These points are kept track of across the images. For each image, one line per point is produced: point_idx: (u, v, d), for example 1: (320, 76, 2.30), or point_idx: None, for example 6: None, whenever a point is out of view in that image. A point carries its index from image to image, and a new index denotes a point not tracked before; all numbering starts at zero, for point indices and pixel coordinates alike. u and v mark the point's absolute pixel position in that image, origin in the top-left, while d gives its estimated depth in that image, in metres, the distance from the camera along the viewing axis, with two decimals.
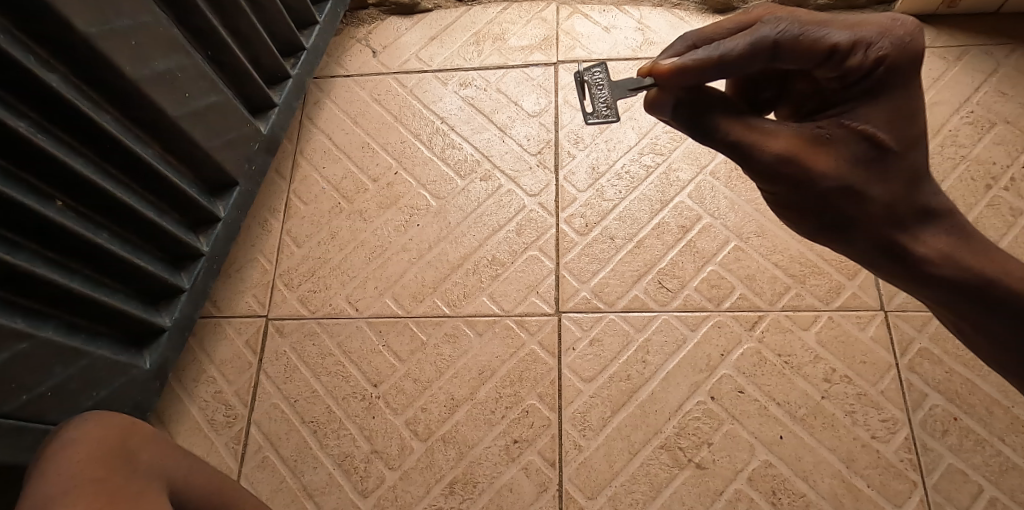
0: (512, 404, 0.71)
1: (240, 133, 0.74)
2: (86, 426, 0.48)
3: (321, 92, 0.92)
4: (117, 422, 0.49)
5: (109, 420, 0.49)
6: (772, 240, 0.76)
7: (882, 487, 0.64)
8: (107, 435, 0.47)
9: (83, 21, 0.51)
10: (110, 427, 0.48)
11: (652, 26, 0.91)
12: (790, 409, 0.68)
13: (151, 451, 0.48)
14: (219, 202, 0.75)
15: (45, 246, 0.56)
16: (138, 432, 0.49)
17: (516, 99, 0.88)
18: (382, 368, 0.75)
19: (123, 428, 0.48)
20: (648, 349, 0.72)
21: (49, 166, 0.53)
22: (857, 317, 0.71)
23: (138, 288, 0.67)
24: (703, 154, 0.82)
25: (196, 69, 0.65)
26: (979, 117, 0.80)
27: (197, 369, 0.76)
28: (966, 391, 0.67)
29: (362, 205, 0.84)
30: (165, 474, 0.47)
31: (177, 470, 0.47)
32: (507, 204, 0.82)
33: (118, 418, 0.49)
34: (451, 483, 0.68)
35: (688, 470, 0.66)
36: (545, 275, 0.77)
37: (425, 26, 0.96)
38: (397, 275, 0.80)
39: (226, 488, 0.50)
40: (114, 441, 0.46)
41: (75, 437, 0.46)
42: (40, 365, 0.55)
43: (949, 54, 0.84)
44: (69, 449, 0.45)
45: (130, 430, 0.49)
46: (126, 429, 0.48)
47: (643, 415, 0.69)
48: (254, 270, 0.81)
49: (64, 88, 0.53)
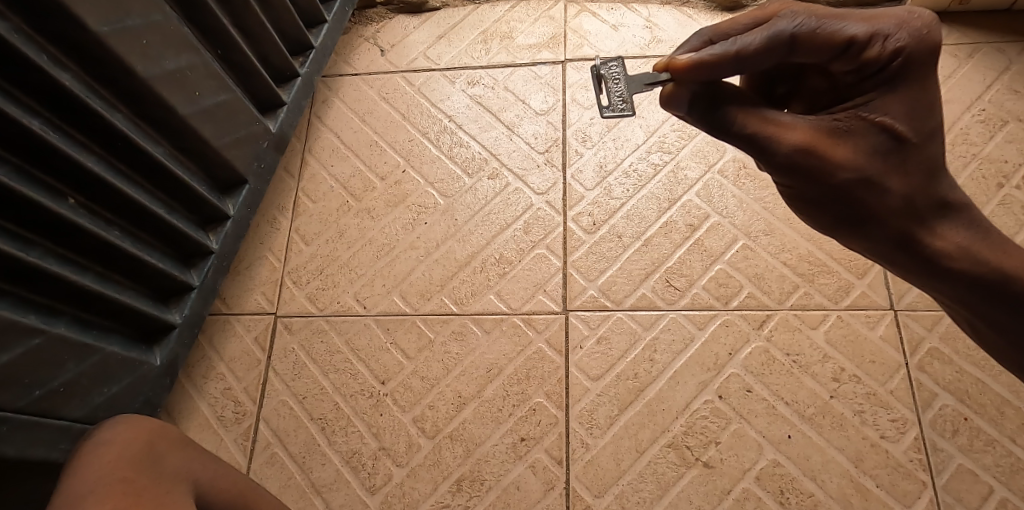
0: (519, 402, 0.71)
1: (249, 132, 0.75)
2: (117, 428, 0.49)
3: (330, 91, 0.93)
4: (146, 424, 0.49)
5: (139, 421, 0.50)
6: (780, 239, 0.76)
7: (891, 487, 0.63)
8: (135, 435, 0.48)
9: (95, 20, 0.52)
10: (139, 427, 0.49)
11: (660, 24, 0.91)
12: (797, 408, 0.68)
13: (176, 453, 0.48)
14: (229, 200, 0.75)
15: (58, 244, 0.56)
16: (167, 433, 0.49)
17: (524, 98, 0.88)
18: (390, 366, 0.75)
19: (152, 428, 0.49)
20: (655, 348, 0.72)
21: (61, 163, 0.54)
22: (867, 316, 0.71)
23: (149, 285, 0.67)
24: (711, 152, 0.82)
25: (207, 68, 0.66)
26: (990, 115, 0.79)
27: (207, 366, 0.77)
28: (977, 391, 0.66)
29: (370, 203, 0.84)
30: (191, 476, 0.47)
31: (203, 472, 0.48)
32: (514, 202, 0.82)
33: (148, 420, 0.50)
34: (458, 481, 0.68)
35: (695, 469, 0.66)
36: (553, 274, 0.77)
37: (433, 24, 0.96)
38: (405, 273, 0.80)
39: (250, 494, 0.50)
40: (143, 442, 0.47)
41: (106, 439, 0.47)
42: (53, 360, 0.56)
43: (961, 52, 0.83)
44: (100, 450, 0.46)
45: (158, 432, 0.49)
46: (154, 430, 0.49)
47: (650, 414, 0.69)
48: (263, 268, 0.82)
49: (76, 86, 0.53)
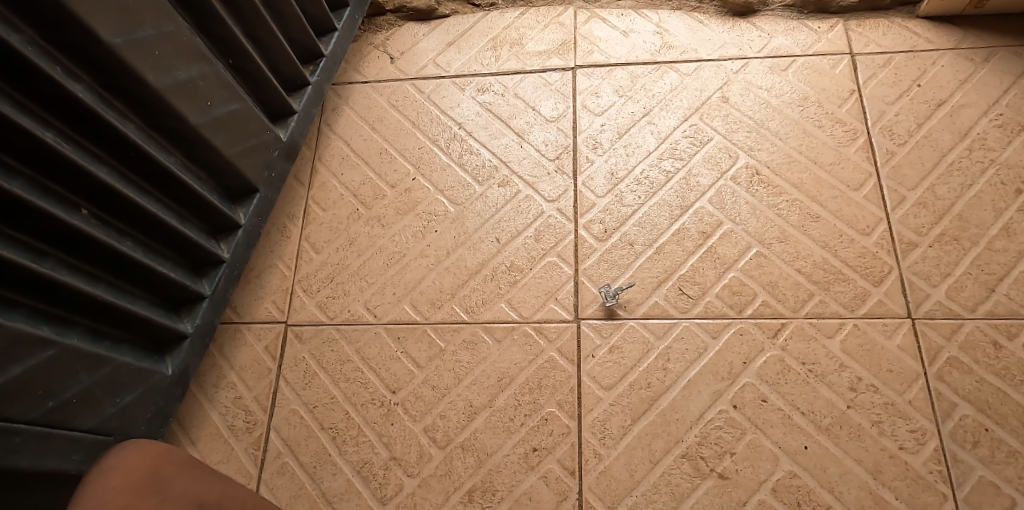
0: (531, 411, 0.71)
1: (260, 140, 0.75)
2: (125, 451, 0.49)
3: (340, 99, 0.93)
4: (153, 446, 0.49)
5: (145, 443, 0.50)
6: (795, 246, 0.75)
7: (910, 499, 0.62)
8: (141, 460, 0.48)
9: (107, 31, 0.52)
10: (145, 451, 0.49)
11: (671, 30, 0.90)
12: (814, 419, 0.67)
13: (182, 474, 0.48)
14: (239, 209, 0.75)
15: (73, 255, 0.57)
16: (174, 456, 0.49)
17: (534, 104, 0.88)
18: (401, 375, 0.75)
19: (159, 453, 0.49)
20: (668, 357, 0.71)
21: (75, 176, 0.54)
22: (884, 325, 0.70)
23: (161, 294, 0.67)
24: (724, 158, 0.81)
25: (217, 77, 0.66)
26: (1008, 119, 0.78)
27: (218, 374, 0.77)
28: (997, 401, 0.65)
29: (380, 210, 0.84)
30: (197, 499, 0.47)
31: (209, 494, 0.48)
32: (525, 210, 0.81)
33: (155, 442, 0.50)
34: (470, 492, 0.68)
35: (710, 480, 0.65)
36: (564, 281, 0.77)
37: (442, 32, 0.96)
38: (416, 281, 0.79)
39: None
40: (146, 467, 0.47)
41: (112, 464, 0.47)
42: (64, 371, 0.56)
43: (977, 56, 0.82)
44: (104, 475, 0.46)
45: (164, 455, 0.49)
46: (160, 453, 0.49)
47: (664, 424, 0.68)
48: (274, 277, 0.82)
49: (89, 97, 0.53)
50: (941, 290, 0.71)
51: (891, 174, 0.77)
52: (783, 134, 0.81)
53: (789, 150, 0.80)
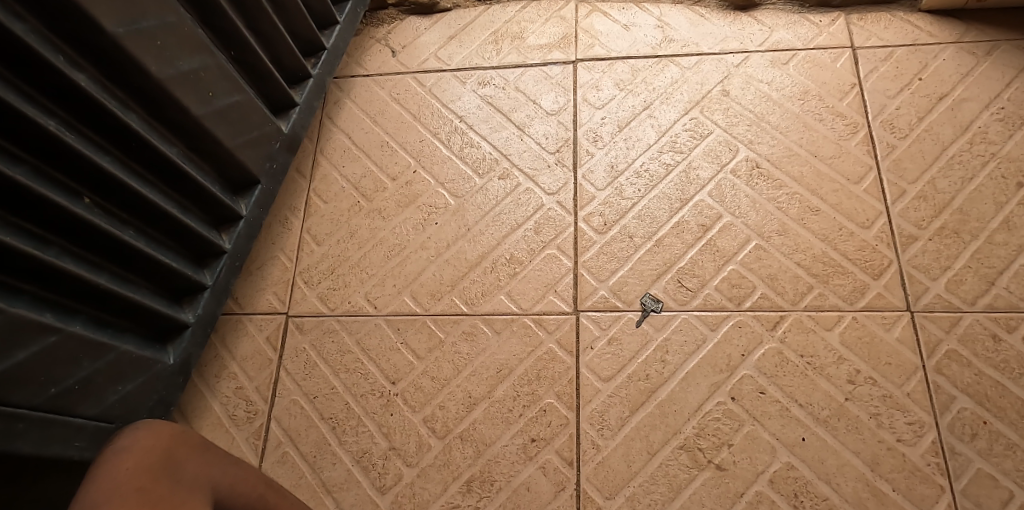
0: (530, 402, 0.71)
1: (261, 132, 0.75)
2: (137, 432, 0.44)
3: (342, 92, 0.93)
4: (165, 427, 0.45)
5: (157, 424, 0.46)
6: (794, 239, 0.75)
7: (908, 492, 0.62)
8: (157, 440, 0.44)
9: (110, 22, 0.53)
10: (158, 432, 0.45)
11: (672, 24, 0.91)
12: (812, 411, 0.67)
13: (196, 457, 0.45)
14: (241, 200, 0.76)
15: (75, 244, 0.57)
16: (187, 438, 0.45)
17: (535, 98, 0.88)
18: (400, 366, 0.75)
19: (171, 434, 0.45)
20: (667, 349, 0.71)
21: (77, 164, 0.55)
22: (883, 317, 0.70)
23: (163, 284, 0.68)
24: (723, 152, 0.81)
25: (219, 69, 0.67)
26: (1010, 113, 0.77)
27: (219, 365, 0.77)
28: (996, 394, 0.65)
29: (381, 203, 0.85)
30: (210, 484, 0.44)
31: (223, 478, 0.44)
32: (525, 202, 0.82)
33: (166, 423, 0.46)
34: (468, 482, 0.68)
35: (707, 471, 0.65)
36: (563, 274, 0.77)
37: (444, 26, 0.96)
38: (416, 273, 0.80)
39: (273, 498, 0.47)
40: (161, 447, 0.43)
41: (124, 445, 0.43)
42: (68, 358, 0.57)
43: (979, 49, 0.82)
44: (116, 456, 0.42)
45: (177, 437, 0.45)
46: (173, 435, 0.45)
47: (662, 415, 0.68)
48: (275, 269, 0.82)
49: (92, 86, 0.54)
50: (940, 284, 0.71)
51: (892, 168, 0.77)
52: (784, 128, 0.81)
53: (790, 144, 0.80)
